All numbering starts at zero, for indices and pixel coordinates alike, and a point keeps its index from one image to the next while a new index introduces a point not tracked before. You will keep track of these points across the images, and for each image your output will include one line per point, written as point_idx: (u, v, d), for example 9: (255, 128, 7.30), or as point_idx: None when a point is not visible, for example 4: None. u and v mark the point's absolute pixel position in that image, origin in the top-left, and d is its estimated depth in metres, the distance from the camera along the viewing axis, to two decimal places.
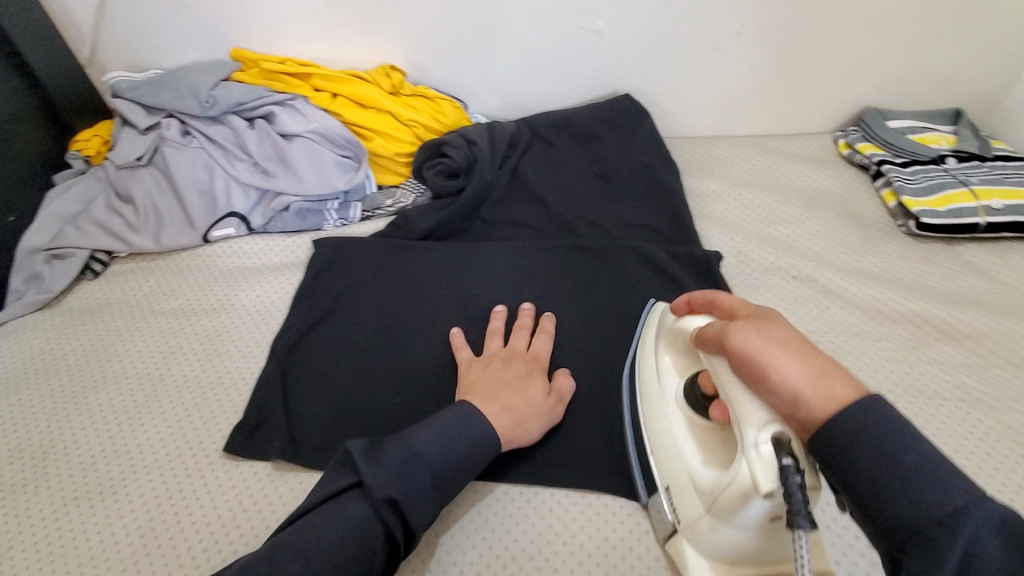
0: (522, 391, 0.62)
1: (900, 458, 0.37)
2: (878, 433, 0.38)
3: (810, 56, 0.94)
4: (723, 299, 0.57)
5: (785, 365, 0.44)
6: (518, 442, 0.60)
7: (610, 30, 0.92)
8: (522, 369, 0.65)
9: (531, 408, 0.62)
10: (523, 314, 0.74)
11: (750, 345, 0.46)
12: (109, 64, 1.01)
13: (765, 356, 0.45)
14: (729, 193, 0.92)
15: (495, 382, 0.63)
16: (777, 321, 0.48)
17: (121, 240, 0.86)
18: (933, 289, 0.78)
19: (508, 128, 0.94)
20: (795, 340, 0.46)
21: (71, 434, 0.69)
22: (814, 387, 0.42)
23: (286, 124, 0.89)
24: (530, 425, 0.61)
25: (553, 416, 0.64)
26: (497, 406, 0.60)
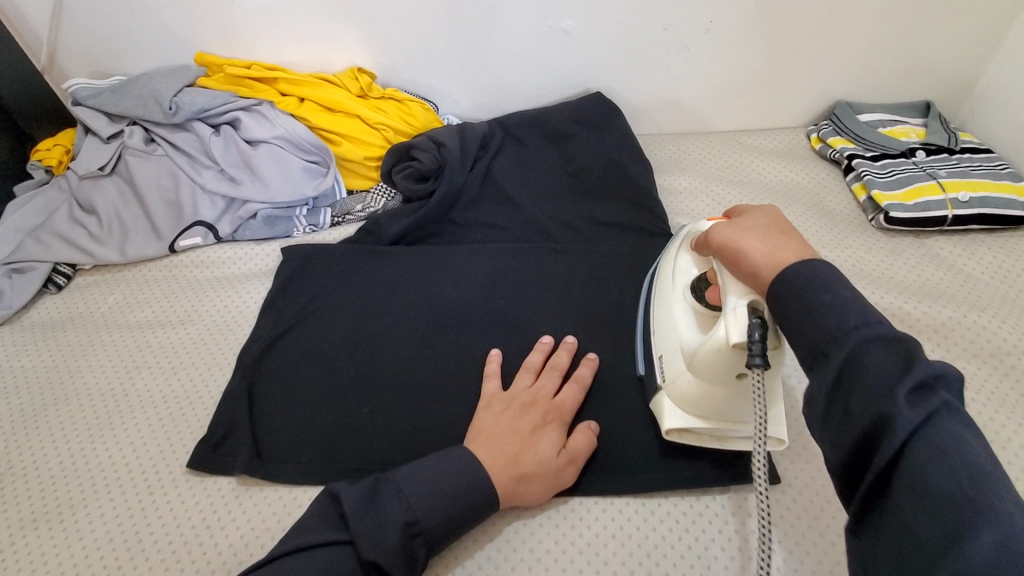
0: (533, 446, 0.60)
1: (822, 298, 0.43)
2: (802, 275, 0.45)
3: (780, 50, 0.94)
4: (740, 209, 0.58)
5: (748, 242, 0.52)
6: (517, 500, 0.58)
7: (578, 29, 0.91)
8: (539, 421, 0.62)
9: (538, 466, 0.59)
10: (562, 352, 0.69)
11: (723, 233, 0.55)
12: (72, 71, 0.99)
13: (733, 237, 0.53)
14: (701, 189, 0.92)
15: (509, 432, 0.60)
16: (762, 216, 0.55)
17: (84, 252, 0.84)
18: (901, 283, 0.78)
19: (478, 128, 0.93)
20: (769, 227, 0.53)
21: (32, 453, 0.67)
22: (761, 255, 0.49)
23: (252, 131, 0.88)
24: (534, 486, 0.59)
25: (563, 477, 0.61)
26: (504, 464, 0.58)
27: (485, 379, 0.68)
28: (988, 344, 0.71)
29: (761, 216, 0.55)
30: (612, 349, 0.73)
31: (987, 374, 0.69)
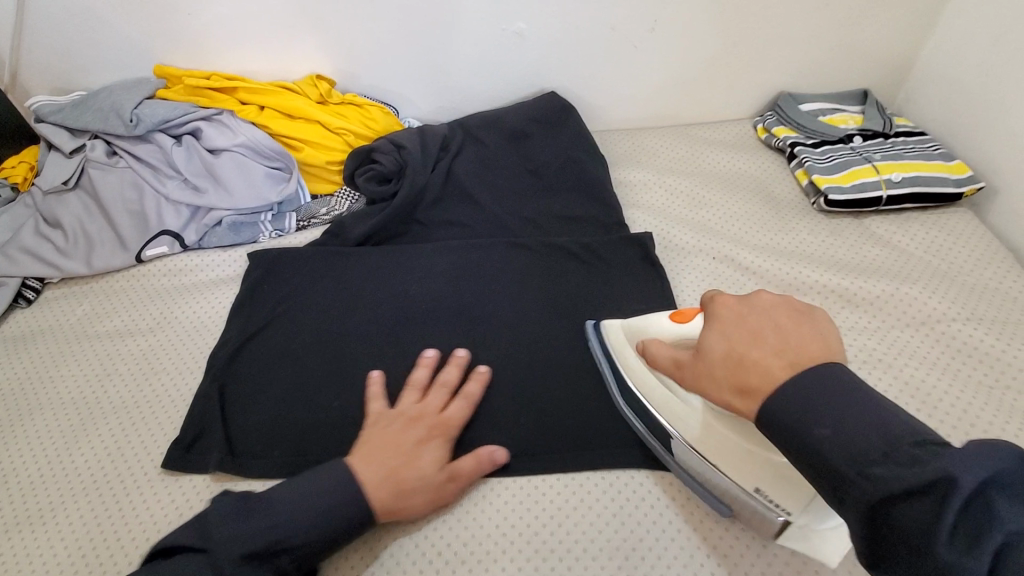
0: (413, 460, 0.60)
1: (818, 431, 0.42)
2: (832, 389, 0.44)
3: (725, 46, 0.99)
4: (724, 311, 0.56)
5: (756, 368, 0.49)
6: (393, 518, 0.58)
7: (531, 31, 0.95)
8: (424, 436, 0.63)
9: (421, 482, 0.59)
10: (451, 367, 0.70)
11: (721, 363, 0.52)
12: (33, 88, 1.00)
13: (734, 369, 0.51)
14: (654, 181, 0.96)
15: (390, 448, 0.60)
16: (745, 312, 0.54)
17: (53, 265, 0.85)
18: (840, 261, 0.83)
19: (438, 131, 0.96)
20: (761, 330, 0.51)
21: (6, 463, 0.68)
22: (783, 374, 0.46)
23: (214, 140, 0.89)
24: (414, 501, 0.59)
25: (444, 492, 0.61)
26: (385, 480, 0.58)
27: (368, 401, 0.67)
28: (921, 314, 0.76)
29: (742, 313, 0.54)
30: (571, 336, 0.76)
31: (919, 341, 0.74)
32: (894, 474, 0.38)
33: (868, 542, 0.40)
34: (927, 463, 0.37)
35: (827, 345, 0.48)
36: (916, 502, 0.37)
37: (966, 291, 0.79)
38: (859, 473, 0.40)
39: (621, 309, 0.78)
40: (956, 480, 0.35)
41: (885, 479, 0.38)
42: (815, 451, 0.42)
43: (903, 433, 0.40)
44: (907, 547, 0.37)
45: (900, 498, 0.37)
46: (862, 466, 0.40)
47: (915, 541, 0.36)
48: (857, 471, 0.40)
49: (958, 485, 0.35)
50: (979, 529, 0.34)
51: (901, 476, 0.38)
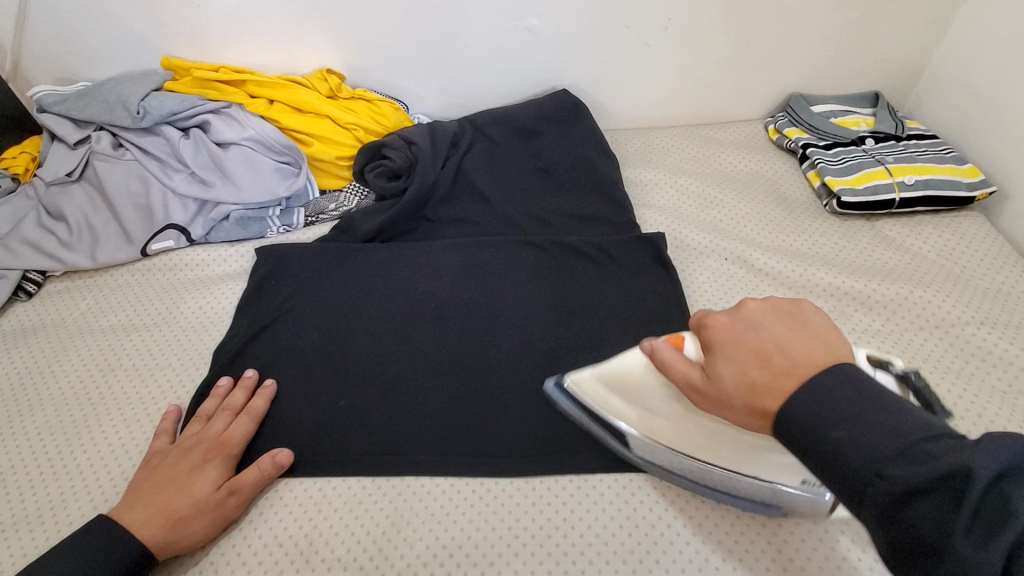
0: (186, 487, 0.59)
1: (830, 434, 0.39)
2: (856, 395, 0.40)
3: (737, 46, 0.98)
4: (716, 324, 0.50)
5: (780, 395, 0.43)
6: (172, 551, 0.57)
7: (542, 27, 0.94)
8: (197, 461, 0.62)
9: (194, 506, 0.58)
10: (238, 392, 0.69)
11: (738, 394, 0.46)
12: (35, 78, 0.98)
13: (760, 393, 0.44)
14: (665, 180, 0.95)
15: (161, 480, 0.60)
16: (743, 329, 0.48)
17: (55, 258, 0.84)
18: (853, 263, 0.83)
19: (448, 127, 0.95)
20: (764, 349, 0.46)
21: (6, 460, 0.67)
22: (808, 394, 0.42)
23: (222, 133, 0.88)
24: (192, 528, 0.58)
25: (228, 509, 0.60)
26: (149, 512, 0.57)
27: (155, 437, 0.66)
28: (935, 317, 0.76)
29: (739, 330, 0.48)
30: (582, 335, 0.75)
31: (933, 344, 0.73)
32: (914, 473, 0.36)
33: (890, 546, 0.37)
34: (942, 457, 0.35)
35: (826, 342, 0.45)
36: (934, 499, 0.35)
37: (979, 294, 0.78)
38: (878, 474, 0.37)
39: (633, 308, 0.77)
40: (971, 471, 0.34)
41: (904, 478, 0.36)
42: (831, 458, 0.39)
43: (915, 427, 0.38)
44: (925, 548, 0.35)
45: (919, 491, 0.36)
46: (879, 466, 0.37)
47: (936, 540, 0.35)
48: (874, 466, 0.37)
49: (977, 479, 0.34)
50: (1004, 518, 0.33)
51: (917, 473, 0.36)
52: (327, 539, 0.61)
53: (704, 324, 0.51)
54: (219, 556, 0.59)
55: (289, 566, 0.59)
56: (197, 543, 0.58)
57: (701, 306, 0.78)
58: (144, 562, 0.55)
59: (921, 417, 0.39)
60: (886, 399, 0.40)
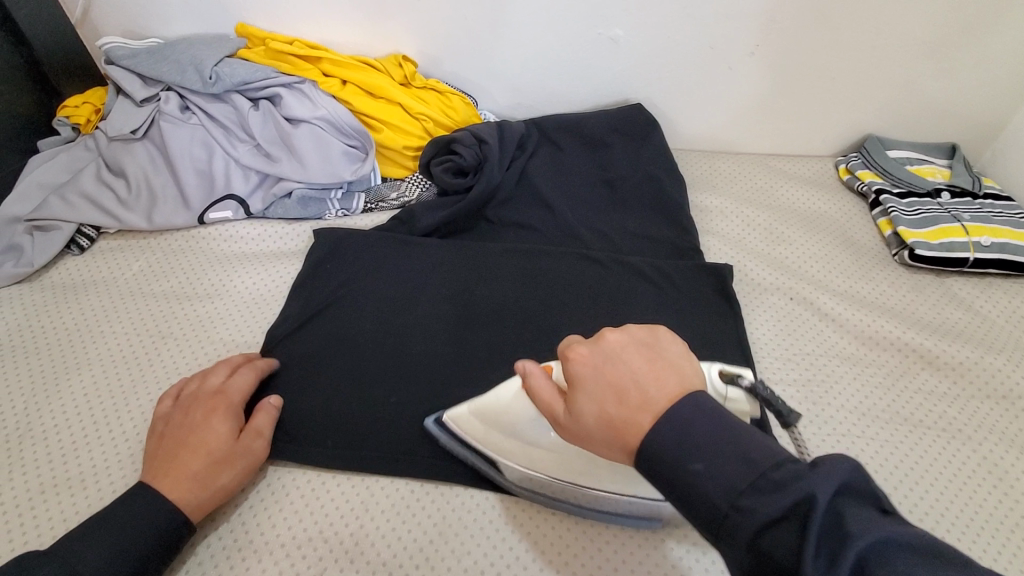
0: (200, 445, 0.58)
1: (690, 465, 0.39)
2: (710, 423, 0.41)
3: (821, 80, 0.96)
4: (580, 364, 0.47)
5: (636, 429, 0.42)
6: (208, 506, 0.57)
7: (626, 38, 0.92)
8: (204, 418, 0.60)
9: (215, 462, 0.58)
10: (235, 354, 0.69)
11: (599, 431, 0.45)
12: (105, 28, 0.97)
13: (620, 428, 0.43)
14: (731, 209, 0.93)
15: (173, 445, 0.58)
16: (603, 364, 0.47)
17: (111, 216, 0.83)
18: (921, 320, 0.81)
19: (517, 128, 0.93)
20: (623, 386, 0.44)
21: (51, 417, 0.67)
22: (668, 428, 0.41)
23: (293, 109, 0.86)
24: (220, 481, 0.58)
25: (253, 453, 0.61)
26: (168, 479, 0.56)
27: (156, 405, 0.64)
28: (1004, 387, 0.74)
29: (598, 364, 0.47)
30: None
31: (999, 415, 0.71)
32: (764, 504, 0.36)
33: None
34: (787, 487, 0.36)
35: (682, 374, 0.45)
36: (787, 525, 0.35)
37: None
38: (732, 505, 0.37)
39: (696, 339, 0.75)
40: (813, 496, 0.34)
41: (756, 508, 0.36)
42: (691, 487, 0.39)
43: (762, 456, 0.38)
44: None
45: (770, 524, 0.35)
46: (734, 497, 0.37)
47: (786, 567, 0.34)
48: (728, 500, 0.37)
49: (818, 504, 0.34)
50: (840, 541, 0.33)
51: (767, 502, 0.36)
52: (372, 542, 0.59)
53: (565, 357, 0.48)
54: (262, 546, 0.59)
55: (332, 564, 0.58)
56: (227, 494, 0.58)
57: (765, 345, 0.76)
58: (183, 522, 0.55)
59: (769, 447, 0.39)
60: (734, 425, 0.41)
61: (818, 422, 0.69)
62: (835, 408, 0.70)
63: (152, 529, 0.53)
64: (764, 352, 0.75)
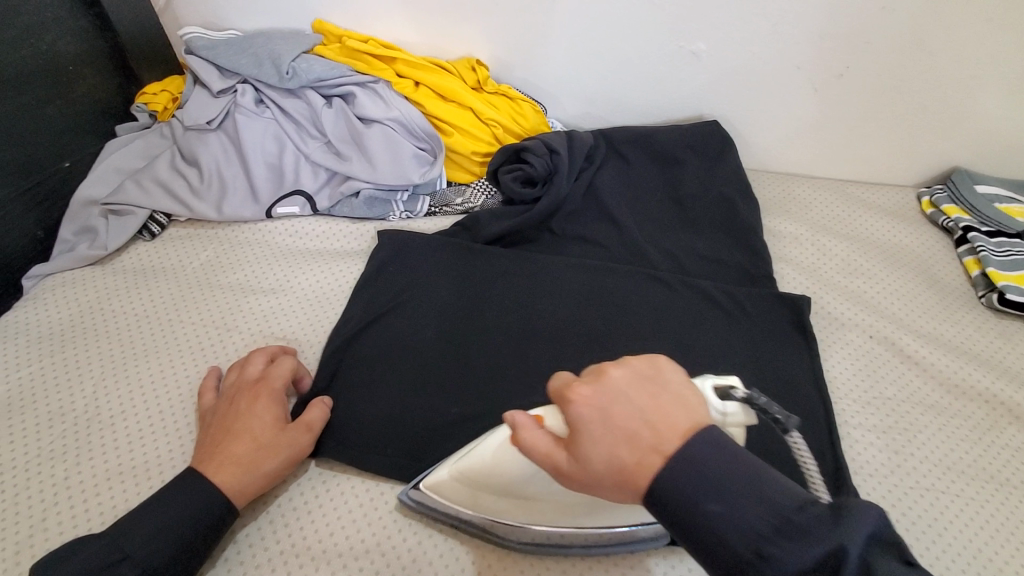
0: (246, 432, 0.58)
1: (705, 508, 0.37)
2: (724, 462, 0.38)
3: (912, 107, 0.90)
4: (581, 408, 0.42)
5: (652, 473, 0.38)
6: (254, 493, 0.57)
7: (708, 53, 0.88)
8: (248, 404, 0.60)
9: (262, 449, 0.58)
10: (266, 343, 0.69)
11: (606, 475, 0.40)
12: (185, 17, 0.98)
13: (635, 475, 0.39)
14: (806, 237, 0.90)
15: (220, 432, 0.59)
16: (607, 403, 0.42)
17: (183, 205, 0.84)
18: (1012, 370, 0.75)
19: (586, 139, 0.91)
20: (635, 428, 0.40)
21: (119, 402, 0.67)
22: (688, 472, 0.38)
23: (367, 108, 0.86)
24: (267, 469, 0.58)
25: (300, 444, 0.61)
26: (217, 461, 0.56)
27: (198, 396, 0.65)
28: None
29: (603, 405, 0.42)
30: None
31: None
32: (791, 553, 0.35)
33: None
34: (817, 534, 0.35)
35: (689, 408, 0.41)
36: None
37: None
38: (757, 555, 0.35)
39: (768, 372, 0.72)
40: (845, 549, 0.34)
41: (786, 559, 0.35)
42: (710, 533, 0.37)
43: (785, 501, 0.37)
44: None
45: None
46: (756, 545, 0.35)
47: None
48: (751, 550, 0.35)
49: (850, 556, 0.34)
50: None
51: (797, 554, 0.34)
52: (426, 548, 0.59)
53: (564, 398, 0.43)
54: (320, 552, 0.58)
55: None
56: (272, 479, 0.58)
57: (841, 385, 0.74)
58: (230, 509, 0.55)
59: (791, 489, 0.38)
60: (751, 467, 0.38)
61: (901, 473, 0.66)
62: (918, 459, 0.67)
63: (209, 520, 0.54)
64: (842, 394, 0.73)
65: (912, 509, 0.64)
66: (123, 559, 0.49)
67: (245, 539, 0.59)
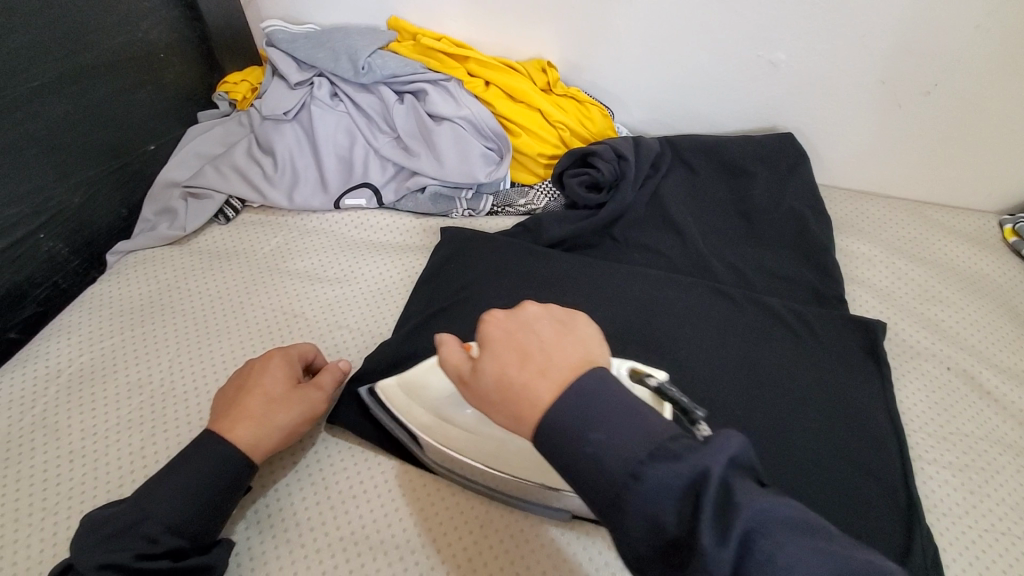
0: (257, 388, 0.60)
1: (588, 437, 0.38)
2: (610, 403, 0.39)
3: (1006, 129, 0.85)
4: (513, 327, 0.45)
5: (538, 396, 0.41)
6: (264, 449, 0.58)
7: (787, 63, 0.86)
8: (262, 363, 0.62)
9: (270, 403, 0.59)
10: None
11: (495, 391, 0.43)
12: (267, 11, 1.02)
13: (527, 391, 0.41)
14: (880, 258, 0.86)
15: (235, 391, 0.60)
16: (514, 328, 0.45)
17: (257, 191, 0.87)
18: None
19: (653, 146, 0.89)
20: (530, 350, 0.43)
21: (190, 377, 0.71)
22: (568, 397, 0.40)
23: (437, 105, 0.87)
24: (276, 422, 0.58)
25: (310, 402, 0.61)
26: (230, 418, 0.57)
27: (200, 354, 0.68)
28: None
29: (510, 328, 0.45)
30: (777, 411, 0.67)
31: None
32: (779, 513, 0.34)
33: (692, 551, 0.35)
34: (685, 459, 0.35)
35: (586, 347, 0.44)
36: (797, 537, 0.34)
37: None
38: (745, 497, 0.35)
39: (835, 398, 0.69)
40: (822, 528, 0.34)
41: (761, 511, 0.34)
42: (591, 461, 0.38)
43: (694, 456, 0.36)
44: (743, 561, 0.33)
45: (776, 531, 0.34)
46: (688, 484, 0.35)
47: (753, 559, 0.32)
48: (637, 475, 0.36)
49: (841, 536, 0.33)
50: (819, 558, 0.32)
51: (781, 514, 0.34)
52: (482, 550, 0.58)
53: (480, 319, 0.47)
54: (377, 542, 0.59)
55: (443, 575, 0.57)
56: (286, 435, 0.59)
57: (913, 416, 0.70)
58: (242, 462, 0.56)
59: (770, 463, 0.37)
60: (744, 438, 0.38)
61: (977, 515, 0.63)
62: (998, 502, 0.64)
63: None
64: (913, 425, 0.69)
65: (988, 554, 0.60)
66: (143, 517, 0.51)
67: (304, 522, 0.60)
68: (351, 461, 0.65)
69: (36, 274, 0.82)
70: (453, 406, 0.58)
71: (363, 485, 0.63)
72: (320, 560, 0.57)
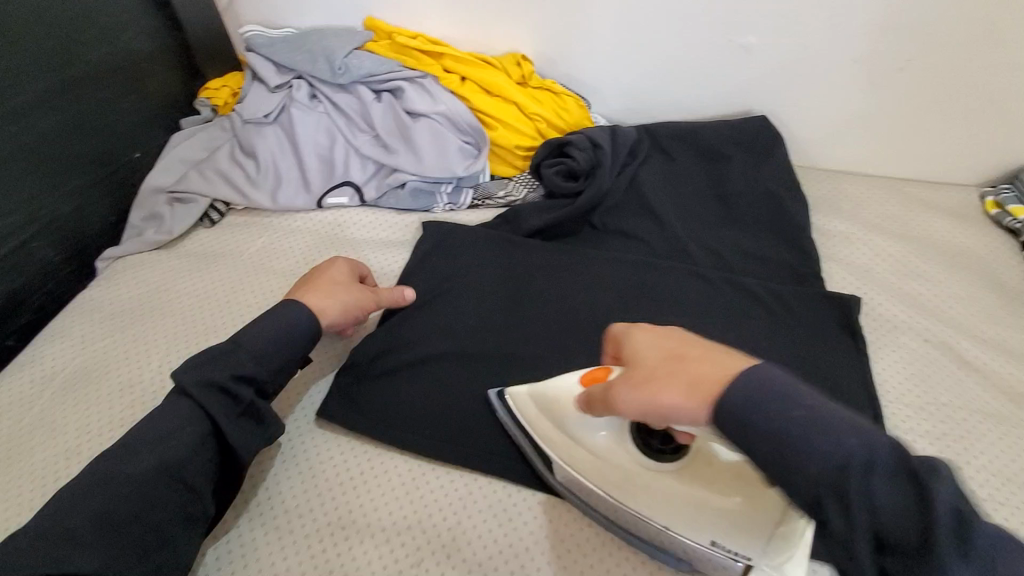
0: (328, 275, 0.70)
1: (763, 416, 0.40)
2: (800, 407, 0.41)
3: (978, 102, 0.86)
4: (655, 334, 0.51)
5: (703, 368, 0.45)
6: (329, 316, 0.66)
7: (759, 46, 0.87)
8: (335, 260, 0.73)
9: (336, 286, 0.69)
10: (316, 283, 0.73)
11: (679, 377, 0.45)
12: (245, 16, 1.03)
13: (695, 370, 0.45)
14: (858, 236, 0.87)
15: (308, 278, 0.70)
16: (669, 334, 0.51)
17: (241, 194, 0.89)
18: None
19: (629, 134, 0.91)
20: (683, 346, 0.48)
21: None
22: (743, 372, 0.43)
23: (415, 103, 0.89)
24: (339, 300, 0.67)
25: (366, 299, 0.70)
26: (305, 289, 0.67)
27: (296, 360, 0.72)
28: None
29: (667, 334, 0.51)
30: None
31: None
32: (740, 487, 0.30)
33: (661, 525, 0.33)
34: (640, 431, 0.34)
35: (724, 350, 0.48)
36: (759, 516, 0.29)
37: None
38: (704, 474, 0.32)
39: (813, 373, 0.70)
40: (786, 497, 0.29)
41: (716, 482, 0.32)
42: None
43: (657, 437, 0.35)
44: None
45: None
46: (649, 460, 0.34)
47: None
48: None
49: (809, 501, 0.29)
50: None
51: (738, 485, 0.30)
52: (466, 531, 0.60)
53: (643, 328, 0.52)
54: (365, 528, 0.60)
55: (430, 556, 0.59)
56: (346, 314, 0.68)
57: (891, 388, 0.72)
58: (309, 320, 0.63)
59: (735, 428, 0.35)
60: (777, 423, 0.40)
61: (956, 481, 0.64)
62: (975, 468, 0.65)
63: None
64: (891, 397, 0.70)
65: None
66: (236, 348, 0.58)
67: (294, 510, 0.62)
68: (337, 451, 0.66)
69: (28, 283, 0.83)
70: (582, 427, 0.59)
71: (349, 473, 0.64)
72: (311, 546, 0.59)
